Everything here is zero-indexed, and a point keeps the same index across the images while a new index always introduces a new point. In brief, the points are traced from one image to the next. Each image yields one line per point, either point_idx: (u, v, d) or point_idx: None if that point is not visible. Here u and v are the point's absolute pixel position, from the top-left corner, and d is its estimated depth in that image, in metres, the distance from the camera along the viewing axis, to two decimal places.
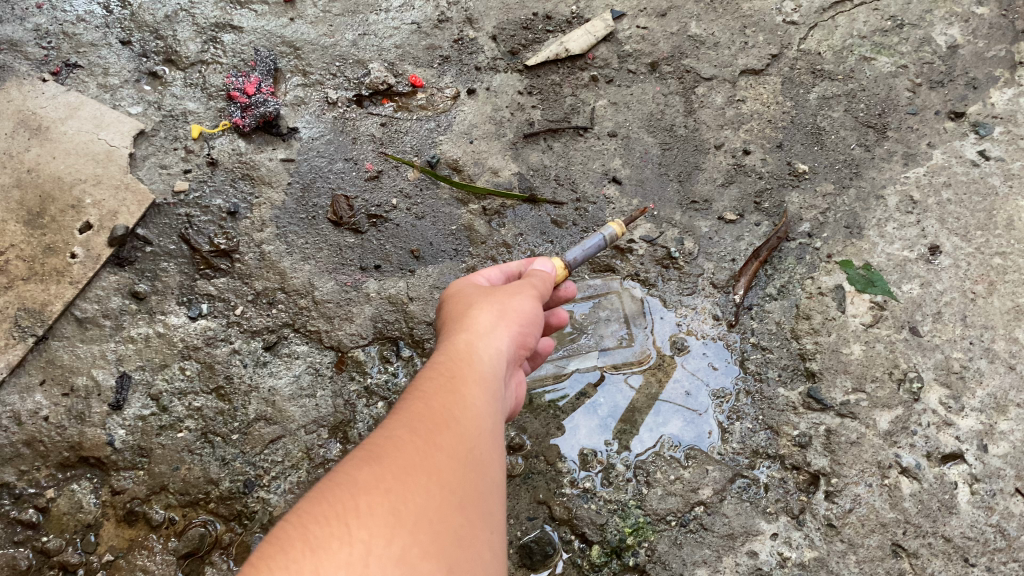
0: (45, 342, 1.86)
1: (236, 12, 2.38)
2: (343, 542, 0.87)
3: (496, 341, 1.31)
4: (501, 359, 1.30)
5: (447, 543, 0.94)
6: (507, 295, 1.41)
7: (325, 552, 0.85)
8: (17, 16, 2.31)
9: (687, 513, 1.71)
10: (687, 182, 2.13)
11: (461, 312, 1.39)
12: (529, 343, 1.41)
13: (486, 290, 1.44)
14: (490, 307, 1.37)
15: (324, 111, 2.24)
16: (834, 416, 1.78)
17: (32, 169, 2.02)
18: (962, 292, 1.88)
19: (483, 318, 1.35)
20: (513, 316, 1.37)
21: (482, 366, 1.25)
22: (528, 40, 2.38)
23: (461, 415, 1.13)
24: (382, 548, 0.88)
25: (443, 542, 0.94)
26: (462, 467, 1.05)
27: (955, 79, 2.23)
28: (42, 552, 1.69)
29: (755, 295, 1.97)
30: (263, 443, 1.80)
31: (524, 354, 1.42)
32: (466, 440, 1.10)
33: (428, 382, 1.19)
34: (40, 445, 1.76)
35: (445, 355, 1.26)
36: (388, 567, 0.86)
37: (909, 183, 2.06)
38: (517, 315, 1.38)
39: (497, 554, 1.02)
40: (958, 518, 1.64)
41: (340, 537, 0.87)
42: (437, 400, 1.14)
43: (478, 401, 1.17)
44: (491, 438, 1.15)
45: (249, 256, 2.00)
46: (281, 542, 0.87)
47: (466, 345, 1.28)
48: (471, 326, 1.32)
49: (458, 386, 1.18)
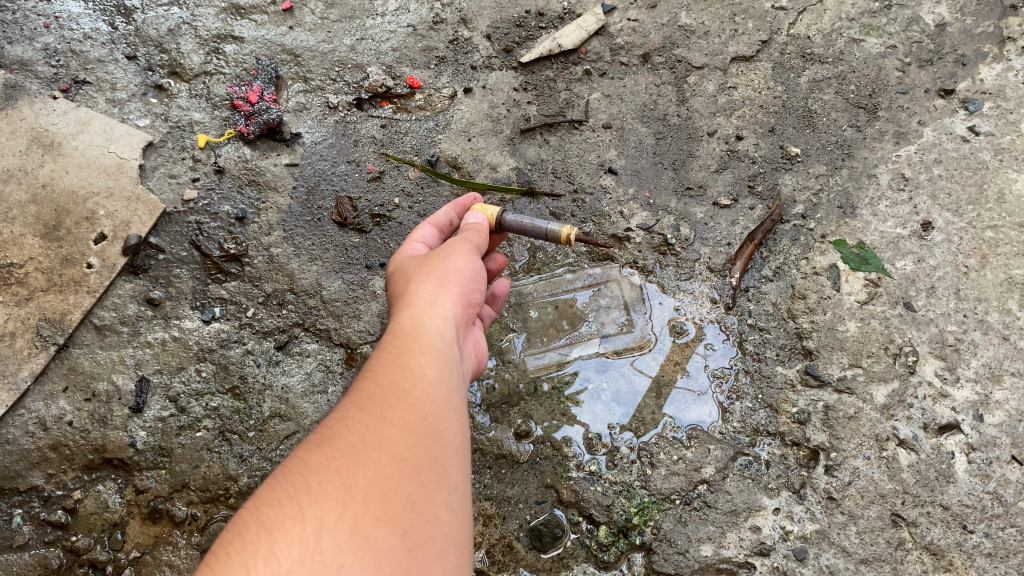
0: (66, 351, 1.93)
1: (236, 22, 2.44)
2: (296, 520, 0.97)
3: (442, 310, 1.38)
4: (449, 325, 1.36)
5: (399, 510, 1.04)
6: (442, 262, 1.47)
7: (279, 531, 0.95)
8: (26, 35, 2.38)
9: (691, 491, 1.77)
10: (681, 170, 2.18)
11: (405, 288, 1.45)
12: (475, 300, 1.49)
13: (423, 261, 1.51)
14: (428, 278, 1.44)
15: (326, 116, 2.30)
16: (832, 392, 1.82)
17: (47, 184, 2.08)
18: (955, 266, 1.92)
19: (425, 290, 1.41)
20: (451, 280, 1.44)
21: (430, 336, 1.32)
22: (522, 38, 2.44)
23: (412, 386, 1.21)
24: (334, 520, 0.98)
25: (395, 507, 1.04)
26: (413, 435, 1.13)
27: (944, 56, 2.26)
28: (72, 551, 1.77)
29: (751, 278, 2.02)
30: (279, 439, 1.87)
31: (472, 312, 1.50)
32: (418, 408, 1.18)
33: (380, 359, 1.27)
34: (65, 449, 1.83)
35: (394, 332, 1.33)
36: (340, 539, 0.96)
37: (900, 162, 2.09)
38: (455, 277, 1.45)
39: (456, 509, 1.12)
40: (956, 487, 1.68)
41: (293, 517, 0.97)
42: (388, 376, 1.22)
43: (428, 370, 1.25)
44: (446, 402, 1.23)
45: (258, 260, 2.07)
46: (240, 526, 0.97)
47: (411, 319, 1.35)
48: (415, 297, 1.40)
49: (407, 359, 1.25)
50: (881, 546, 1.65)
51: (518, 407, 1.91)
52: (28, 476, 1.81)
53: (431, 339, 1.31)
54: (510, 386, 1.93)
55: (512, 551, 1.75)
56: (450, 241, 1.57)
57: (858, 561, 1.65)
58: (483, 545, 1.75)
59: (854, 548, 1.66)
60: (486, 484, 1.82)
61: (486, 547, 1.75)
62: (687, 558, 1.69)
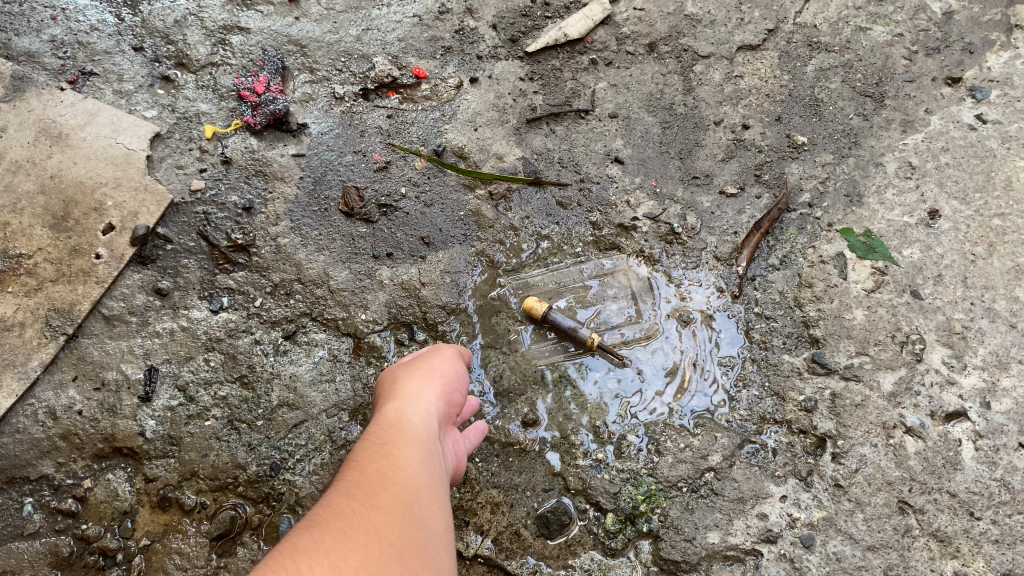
0: (75, 340, 1.94)
1: (243, 14, 2.45)
2: None
3: (424, 405, 1.40)
4: (431, 418, 1.38)
5: None
6: (425, 365, 1.53)
7: None
8: (33, 26, 2.38)
9: (698, 479, 1.77)
10: (688, 159, 2.18)
11: (391, 386, 1.49)
12: (458, 401, 1.52)
13: (408, 365, 1.56)
14: (412, 377, 1.49)
15: (332, 106, 2.30)
16: (839, 380, 1.82)
17: (55, 175, 2.09)
18: (962, 254, 1.92)
19: (409, 389, 1.44)
20: (437, 379, 1.49)
21: (414, 426, 1.34)
22: (528, 27, 2.44)
23: (397, 473, 1.21)
24: None
25: None
26: (400, 523, 1.13)
27: (950, 45, 2.26)
28: (82, 539, 1.78)
29: (758, 266, 2.02)
30: (287, 427, 1.87)
31: (455, 412, 1.52)
32: (404, 496, 1.18)
33: (362, 454, 1.27)
34: (75, 438, 1.85)
35: (376, 427, 1.34)
36: None
37: (907, 150, 2.09)
38: (440, 377, 1.50)
39: None
40: (963, 474, 1.69)
41: None
42: (374, 465, 1.22)
43: (413, 462, 1.25)
44: (430, 494, 1.23)
45: (266, 250, 2.07)
46: None
47: (396, 411, 1.37)
48: (400, 393, 1.43)
49: (392, 451, 1.26)
50: (888, 533, 1.66)
51: (525, 396, 1.91)
52: (38, 465, 1.82)
53: (413, 432, 1.32)
54: (517, 375, 1.94)
55: (519, 539, 1.75)
56: (432, 350, 1.64)
57: (866, 548, 1.65)
58: (491, 532, 1.76)
59: (861, 534, 1.66)
60: (494, 472, 1.82)
61: (494, 535, 1.76)
62: (695, 545, 1.70)
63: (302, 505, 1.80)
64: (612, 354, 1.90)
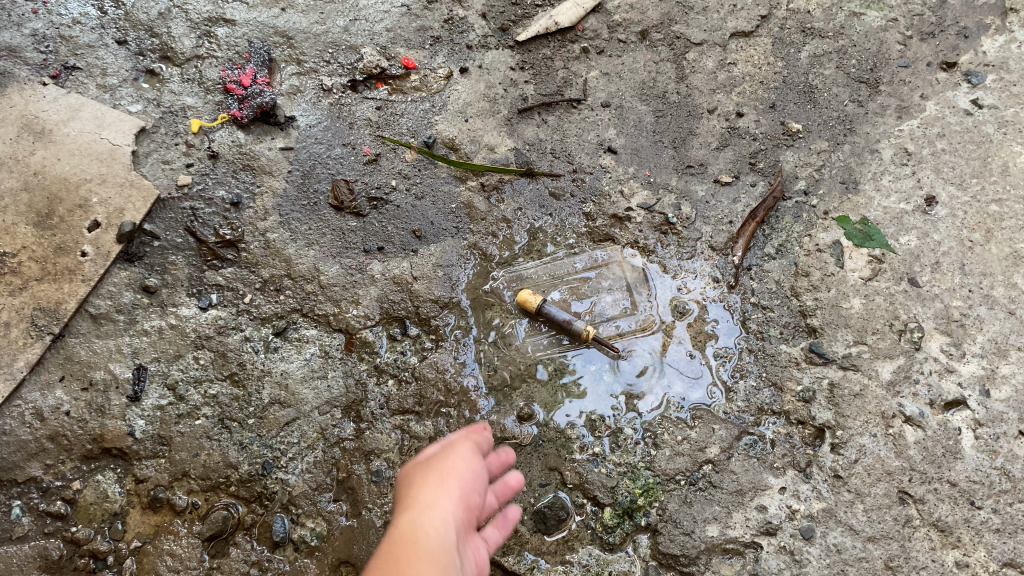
0: (62, 340, 1.90)
1: (228, 6, 2.41)
2: None
3: (440, 513, 1.34)
4: (448, 527, 1.31)
5: None
6: (441, 467, 1.47)
7: None
8: (13, 21, 2.34)
9: (696, 472, 1.75)
10: (682, 148, 2.15)
11: (407, 493, 1.43)
12: (479, 501, 1.46)
13: (425, 467, 1.50)
14: (428, 481, 1.43)
15: (320, 98, 2.26)
16: (837, 369, 1.80)
17: (38, 172, 2.05)
18: (960, 240, 1.90)
19: (424, 497, 1.38)
20: (453, 481, 1.43)
21: (429, 537, 1.27)
22: (518, 16, 2.40)
23: None
24: None
25: None
26: None
27: (945, 29, 2.23)
28: (72, 542, 1.75)
29: (754, 256, 2.00)
30: (279, 425, 1.85)
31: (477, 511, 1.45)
32: None
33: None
34: (64, 439, 1.82)
35: (389, 542, 1.27)
36: None
37: (903, 136, 2.07)
38: (457, 478, 1.44)
39: None
40: (963, 463, 1.67)
41: None
42: None
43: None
44: None
45: (254, 245, 2.04)
46: None
47: (409, 521, 1.31)
48: (414, 501, 1.37)
49: (404, 568, 1.19)
50: (888, 524, 1.64)
51: (521, 390, 1.89)
52: (26, 467, 1.79)
53: (428, 545, 1.25)
54: (511, 369, 1.91)
55: (516, 535, 1.73)
56: (451, 441, 1.57)
57: (866, 539, 1.64)
58: None
59: (861, 525, 1.65)
60: None
61: None
62: (693, 539, 1.68)
63: (296, 504, 1.78)
64: (606, 346, 1.87)
